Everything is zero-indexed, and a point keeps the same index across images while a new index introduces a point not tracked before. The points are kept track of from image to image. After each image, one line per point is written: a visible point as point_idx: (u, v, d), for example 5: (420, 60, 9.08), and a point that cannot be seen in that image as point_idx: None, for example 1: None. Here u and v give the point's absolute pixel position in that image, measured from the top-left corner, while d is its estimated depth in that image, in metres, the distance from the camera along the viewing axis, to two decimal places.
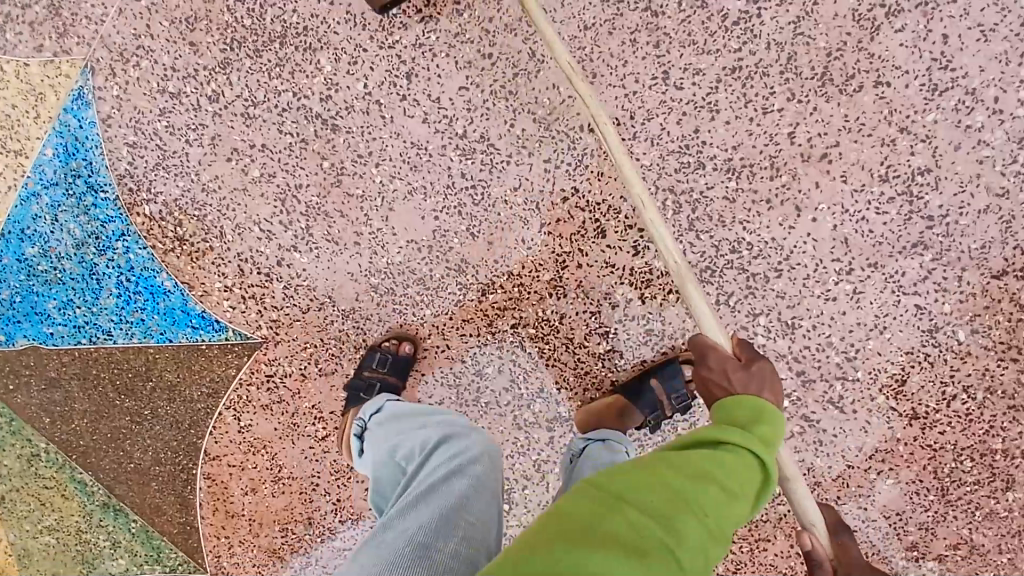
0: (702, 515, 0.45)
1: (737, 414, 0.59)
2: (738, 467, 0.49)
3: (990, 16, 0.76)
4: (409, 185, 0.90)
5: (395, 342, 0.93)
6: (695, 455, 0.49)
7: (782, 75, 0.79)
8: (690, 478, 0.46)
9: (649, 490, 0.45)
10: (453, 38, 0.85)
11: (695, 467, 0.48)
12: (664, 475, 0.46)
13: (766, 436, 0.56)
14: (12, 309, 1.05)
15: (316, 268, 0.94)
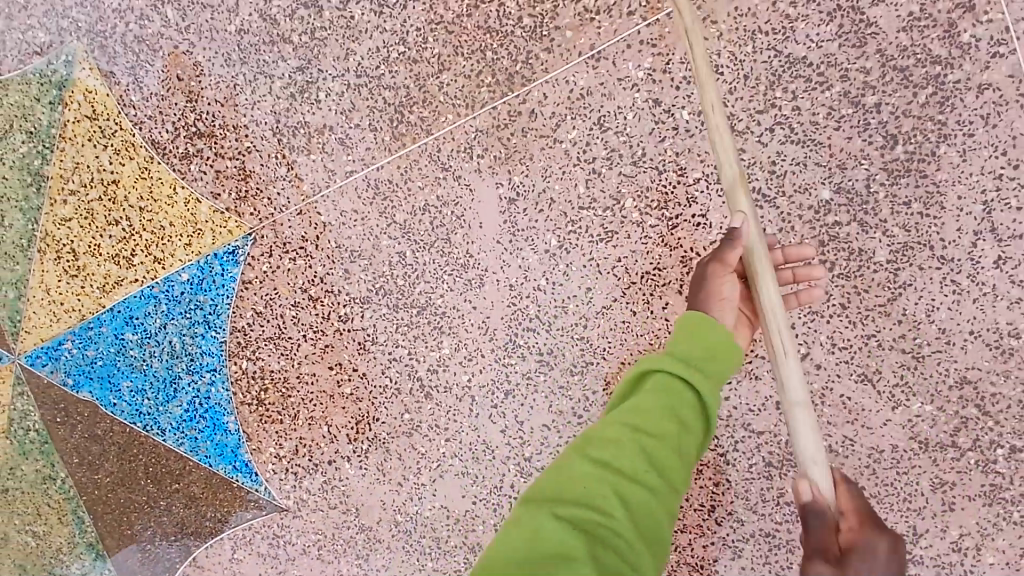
0: (642, 470, 0.62)
1: (708, 332, 0.71)
2: (687, 415, 0.66)
3: None
4: (463, 468, 1.03)
5: None
6: (650, 411, 0.65)
7: (804, 558, 0.91)
8: (635, 444, 0.63)
9: (601, 467, 0.62)
10: (558, 388, 0.98)
11: (638, 428, 0.64)
12: (599, 463, 0.62)
13: (722, 364, 0.70)
14: (90, 365, 1.14)
15: (358, 482, 1.07)
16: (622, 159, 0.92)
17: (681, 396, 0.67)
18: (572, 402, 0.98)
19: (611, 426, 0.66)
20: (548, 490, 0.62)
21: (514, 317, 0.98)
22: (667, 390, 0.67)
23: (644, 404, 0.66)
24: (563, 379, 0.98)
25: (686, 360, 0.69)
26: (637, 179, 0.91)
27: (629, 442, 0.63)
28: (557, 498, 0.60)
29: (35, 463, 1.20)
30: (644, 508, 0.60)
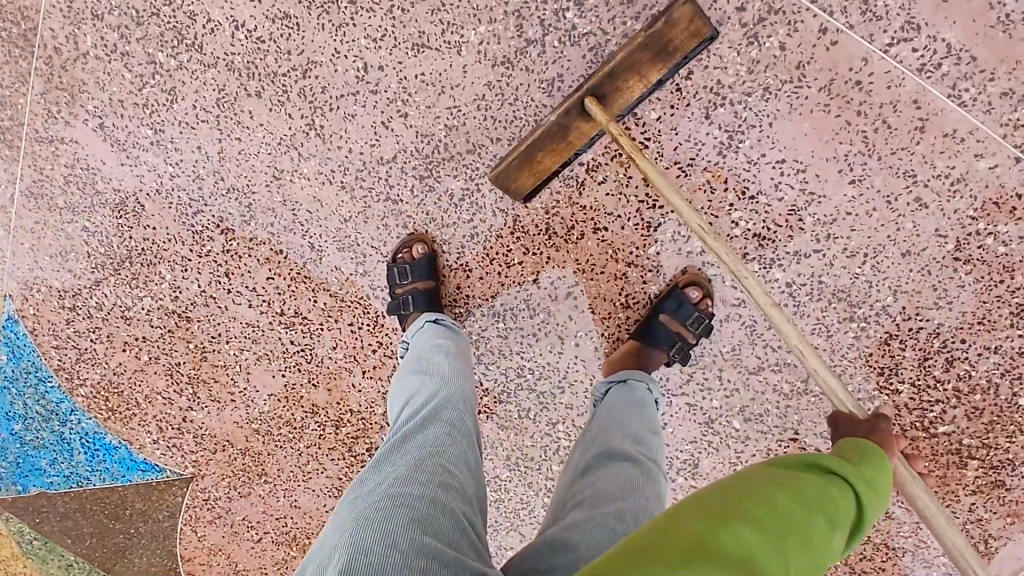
0: (810, 523, 0.43)
1: (855, 453, 0.58)
2: (832, 492, 0.48)
3: (685, 151, 0.81)
4: (255, 353, 1.09)
5: (406, 250, 0.93)
6: (799, 473, 0.48)
7: (513, 234, 0.91)
8: (807, 493, 0.46)
9: (760, 508, 0.42)
10: (251, 242, 1.01)
11: (800, 493, 0.46)
12: (817, 500, 0.46)
13: (872, 474, 0.54)
14: (26, 462, 1.35)
15: (211, 420, 1.17)
16: (130, 27, 0.94)
17: (838, 483, 0.50)
18: (268, 245, 1.00)
19: (773, 472, 0.48)
20: (698, 510, 0.41)
21: (181, 213, 1.02)
22: (834, 470, 0.51)
23: (812, 475, 0.49)
24: (249, 233, 1.00)
25: (856, 463, 0.55)
26: (151, 34, 0.93)
27: (815, 508, 0.45)
28: (733, 517, 0.40)
29: (63, 557, 1.44)
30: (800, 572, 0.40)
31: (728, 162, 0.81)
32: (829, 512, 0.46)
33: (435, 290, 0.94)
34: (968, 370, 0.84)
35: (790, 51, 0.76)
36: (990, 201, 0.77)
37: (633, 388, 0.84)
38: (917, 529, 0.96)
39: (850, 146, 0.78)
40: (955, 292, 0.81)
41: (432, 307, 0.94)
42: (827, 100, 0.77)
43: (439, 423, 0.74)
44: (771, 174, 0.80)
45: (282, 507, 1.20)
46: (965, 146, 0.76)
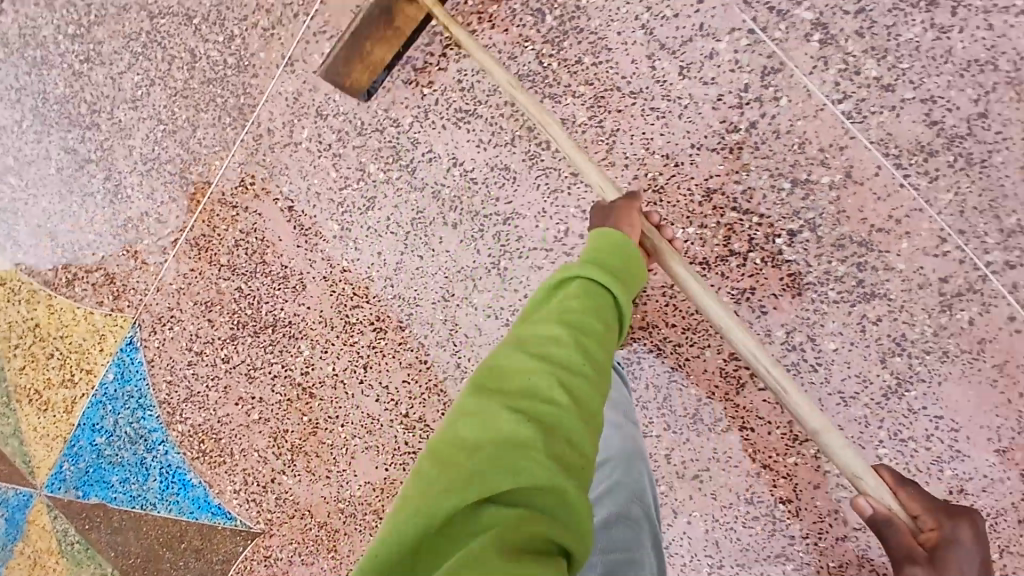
0: (531, 366, 0.58)
1: (622, 243, 0.72)
2: (593, 327, 0.62)
3: (850, 385, 0.87)
4: (366, 442, 1.12)
5: None
6: (539, 335, 0.62)
7: (659, 409, 0.96)
8: (581, 344, 0.60)
9: (515, 414, 0.53)
10: (399, 345, 1.04)
11: (545, 355, 0.60)
12: (563, 320, 0.62)
13: (624, 274, 0.70)
14: (87, 474, 1.34)
15: (299, 488, 1.18)
16: (349, 135, 0.99)
17: (607, 306, 0.65)
18: (415, 353, 1.04)
19: (558, 325, 0.62)
20: (457, 448, 0.53)
21: (340, 301, 1.05)
22: (594, 298, 0.65)
23: (562, 306, 0.64)
24: (400, 337, 1.04)
25: (598, 263, 0.69)
26: (368, 146, 0.99)
27: (518, 364, 0.59)
28: (504, 435, 0.52)
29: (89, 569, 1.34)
30: (586, 448, 0.55)
31: (889, 404, 0.87)
32: (585, 328, 0.62)
33: None
34: None
35: (978, 326, 0.83)
36: None
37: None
38: None
39: (1005, 419, 0.84)
40: None
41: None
42: (996, 376, 0.83)
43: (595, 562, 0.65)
44: (925, 425, 0.86)
45: None
46: None
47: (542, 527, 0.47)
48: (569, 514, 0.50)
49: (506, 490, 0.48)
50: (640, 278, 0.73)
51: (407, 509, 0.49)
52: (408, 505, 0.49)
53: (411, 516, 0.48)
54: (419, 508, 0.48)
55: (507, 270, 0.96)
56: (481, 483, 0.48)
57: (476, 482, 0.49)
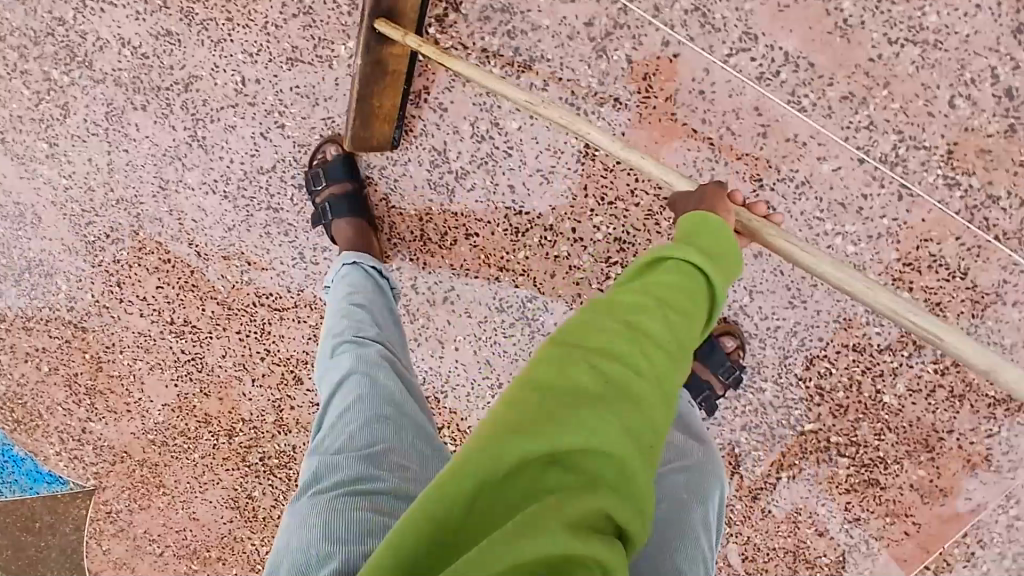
0: (664, 348, 0.43)
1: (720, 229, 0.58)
2: (682, 302, 0.46)
3: (545, 160, 0.86)
4: (148, 363, 1.10)
5: (320, 153, 0.89)
6: (652, 288, 0.46)
7: (390, 241, 0.93)
8: (664, 312, 0.44)
9: (595, 370, 0.40)
10: (140, 251, 1.01)
11: (640, 329, 0.43)
12: (662, 298, 0.45)
13: (726, 264, 0.55)
14: None
15: (109, 431, 1.18)
16: (23, 48, 0.97)
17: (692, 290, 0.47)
18: (156, 254, 1.01)
19: (628, 283, 0.47)
20: (502, 421, 0.38)
21: (77, 223, 1.04)
22: (694, 293, 0.48)
23: (653, 283, 0.47)
24: (138, 243, 1.01)
25: (701, 251, 0.52)
26: (45, 54, 0.96)
27: (603, 326, 0.43)
28: (596, 440, 0.36)
29: None
30: (659, 416, 0.41)
31: (586, 169, 0.86)
32: (646, 297, 0.45)
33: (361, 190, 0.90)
34: (829, 368, 0.92)
35: (637, 62, 0.81)
36: (835, 203, 0.83)
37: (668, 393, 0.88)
38: (794, 527, 1.02)
39: (698, 153, 0.83)
40: (809, 291, 0.89)
41: (355, 213, 0.88)
42: (673, 109, 0.82)
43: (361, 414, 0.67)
44: (626, 181, 0.86)
45: (179, 520, 1.23)
46: (807, 152, 0.82)
47: (590, 514, 0.35)
48: (619, 475, 0.37)
49: (557, 497, 0.35)
50: (734, 271, 0.56)
51: (412, 511, 0.36)
52: (423, 507, 0.36)
53: (471, 458, 0.36)
54: (447, 516, 0.36)
55: (203, 137, 0.92)
56: (443, 477, 0.36)
57: (504, 457, 0.36)
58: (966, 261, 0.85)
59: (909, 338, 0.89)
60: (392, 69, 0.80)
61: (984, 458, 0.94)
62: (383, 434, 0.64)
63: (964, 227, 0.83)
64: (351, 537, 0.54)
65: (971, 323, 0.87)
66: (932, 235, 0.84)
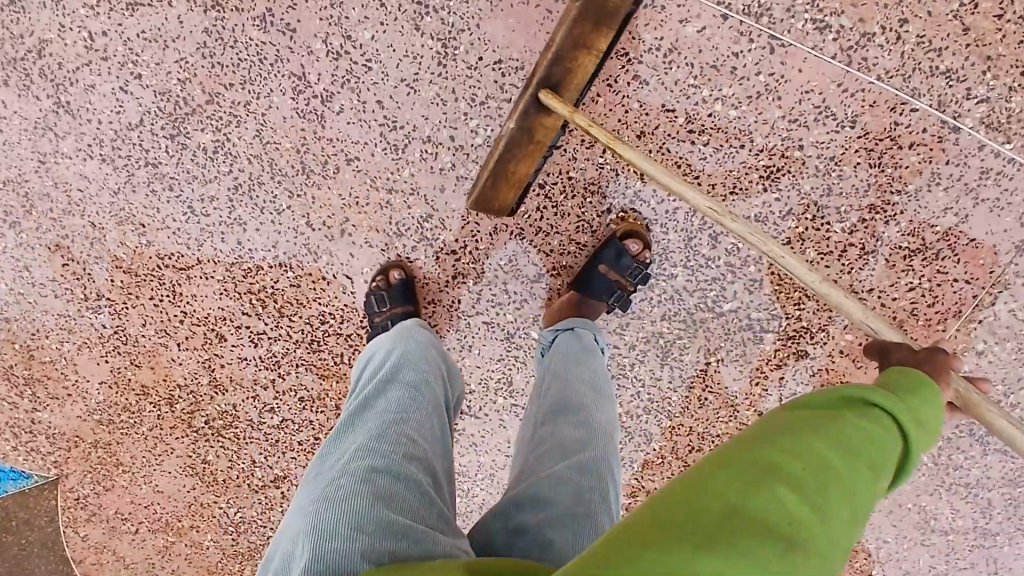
0: (846, 457, 0.39)
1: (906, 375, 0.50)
2: (864, 447, 0.40)
3: (407, 68, 0.85)
4: (75, 343, 1.10)
5: (383, 277, 0.94)
6: (856, 419, 0.41)
7: (274, 179, 0.93)
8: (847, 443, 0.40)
9: (776, 486, 0.36)
10: (39, 231, 1.01)
11: (828, 466, 0.38)
12: (870, 453, 0.40)
13: (928, 411, 0.46)
14: None
15: (56, 418, 1.19)
16: None
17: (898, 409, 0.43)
18: (55, 232, 1.01)
19: (819, 406, 0.42)
20: (653, 526, 0.35)
21: None
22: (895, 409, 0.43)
23: (852, 418, 0.41)
24: (35, 223, 1.00)
25: (920, 399, 0.46)
26: None
27: (777, 441, 0.39)
28: (750, 520, 0.34)
29: None
30: (841, 531, 0.37)
31: (450, 71, 0.84)
32: (854, 450, 0.39)
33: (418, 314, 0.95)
34: (736, 244, 0.89)
35: None
36: (707, 66, 0.81)
37: (576, 335, 0.84)
38: (734, 412, 0.99)
39: None
40: (698, 166, 0.85)
41: None
42: None
43: (399, 385, 0.70)
44: (493, 77, 0.83)
45: (144, 496, 1.25)
46: (669, 16, 0.79)
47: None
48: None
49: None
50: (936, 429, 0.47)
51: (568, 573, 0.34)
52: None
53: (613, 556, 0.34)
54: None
55: (69, 102, 0.92)
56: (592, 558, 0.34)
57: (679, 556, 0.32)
58: (852, 107, 0.82)
59: (811, 199, 0.86)
60: (538, 139, 0.84)
61: (911, 314, 0.91)
62: (408, 415, 0.66)
63: (842, 71, 0.81)
64: (376, 532, 0.50)
65: (869, 172, 0.84)
66: (812, 86, 0.81)
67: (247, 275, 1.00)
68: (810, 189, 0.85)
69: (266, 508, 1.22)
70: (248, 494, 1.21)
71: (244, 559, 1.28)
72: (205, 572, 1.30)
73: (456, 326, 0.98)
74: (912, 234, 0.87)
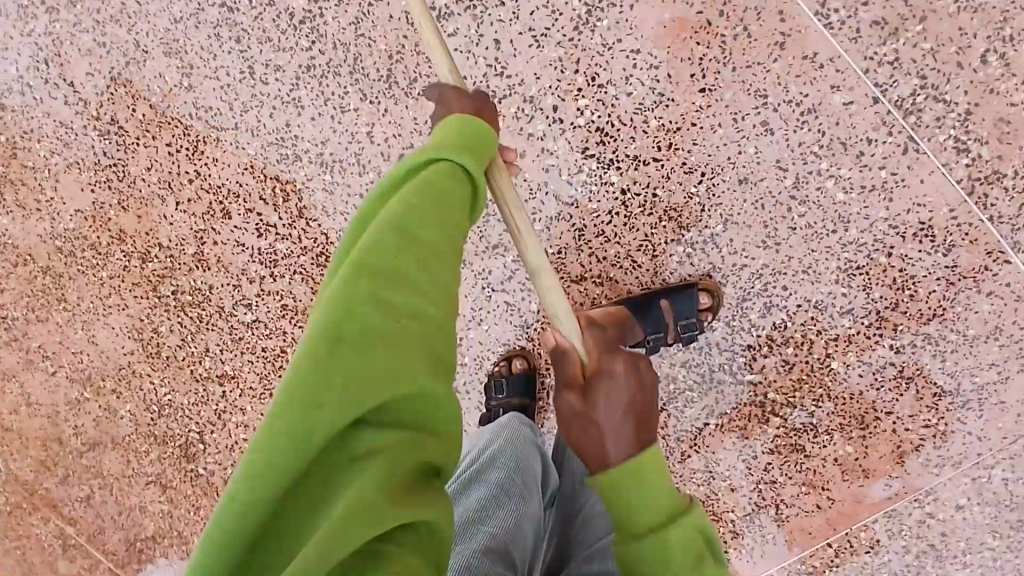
0: (430, 262, 0.44)
1: (466, 126, 0.54)
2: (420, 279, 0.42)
3: (540, 19, 0.78)
4: (65, 159, 1.02)
5: (503, 364, 0.93)
6: (423, 213, 0.45)
7: (351, 75, 0.85)
8: (415, 247, 0.43)
9: (388, 318, 0.39)
10: (74, 28, 0.95)
11: (403, 335, 0.39)
12: (429, 317, 0.42)
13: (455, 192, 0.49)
14: None
15: (16, 228, 1.10)
16: None
17: (445, 196, 0.47)
18: (92, 36, 0.94)
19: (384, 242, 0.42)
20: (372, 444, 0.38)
21: None
22: (435, 195, 0.46)
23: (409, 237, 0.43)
24: (75, 18, 0.95)
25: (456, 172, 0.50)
26: None
27: (390, 295, 0.40)
28: (395, 401, 0.38)
29: None
30: (445, 351, 0.44)
31: (583, 41, 0.78)
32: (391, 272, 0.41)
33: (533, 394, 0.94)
34: (786, 320, 0.85)
35: None
36: (837, 140, 0.77)
37: None
38: (710, 479, 0.95)
39: (708, 48, 0.75)
40: (786, 236, 0.81)
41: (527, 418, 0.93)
42: None
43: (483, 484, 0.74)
44: (624, 64, 0.78)
45: (77, 341, 1.16)
46: (823, 75, 0.75)
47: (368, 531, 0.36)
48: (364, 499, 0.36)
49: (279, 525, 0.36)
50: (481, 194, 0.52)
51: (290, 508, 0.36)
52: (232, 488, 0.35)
53: (282, 440, 0.34)
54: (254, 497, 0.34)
55: None
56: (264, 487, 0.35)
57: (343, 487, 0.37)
58: (954, 235, 0.78)
59: (875, 306, 0.83)
60: None
61: (915, 449, 0.89)
62: (492, 511, 0.69)
63: (960, 198, 0.77)
64: None
65: (940, 304, 0.82)
66: (926, 200, 0.78)
67: (281, 162, 0.92)
68: (879, 298, 0.82)
69: (200, 400, 1.14)
70: (188, 380, 1.13)
71: (156, 441, 1.21)
72: (108, 441, 1.24)
73: (477, 293, 0.92)
74: (952, 376, 0.85)
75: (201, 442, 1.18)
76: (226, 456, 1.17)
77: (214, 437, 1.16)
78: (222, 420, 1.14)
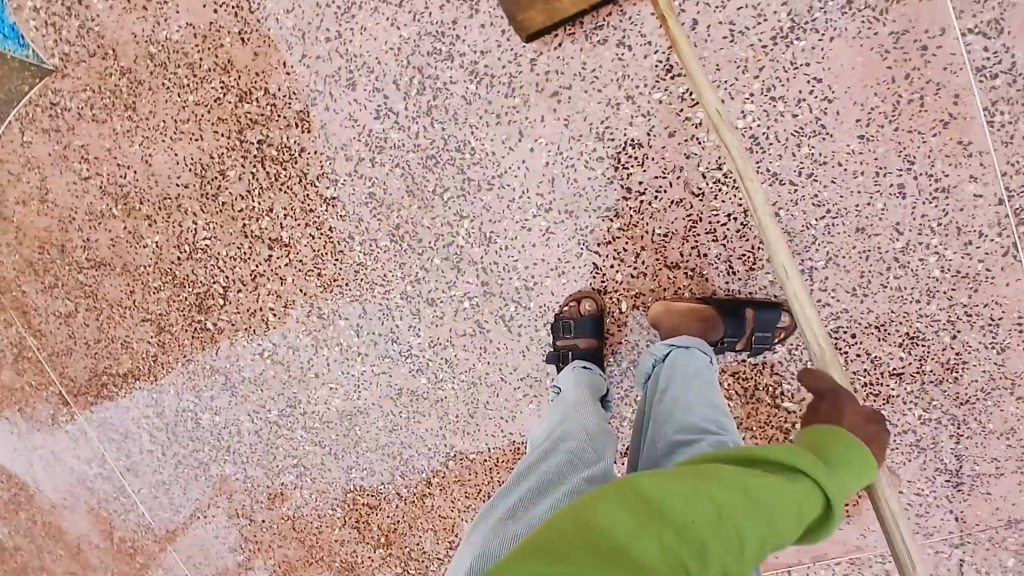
0: (738, 548, 0.42)
1: (823, 440, 0.54)
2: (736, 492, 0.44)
3: (744, 17, 0.81)
4: None
5: (574, 304, 0.96)
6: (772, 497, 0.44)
7: None
8: (744, 506, 0.43)
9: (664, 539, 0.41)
10: None
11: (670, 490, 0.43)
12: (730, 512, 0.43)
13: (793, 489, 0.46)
14: None
15: (108, 18, 1.05)
16: None
17: (779, 491, 0.45)
18: None
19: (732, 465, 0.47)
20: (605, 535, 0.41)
21: None
22: (763, 482, 0.45)
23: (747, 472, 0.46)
24: None
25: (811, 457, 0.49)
26: None
27: (676, 489, 0.43)
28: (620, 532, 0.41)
29: None
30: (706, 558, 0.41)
31: (774, 52, 0.81)
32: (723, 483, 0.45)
33: (599, 347, 0.97)
34: (840, 365, 0.91)
35: None
36: (954, 223, 0.83)
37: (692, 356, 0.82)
38: None
39: (882, 100, 0.80)
40: (874, 291, 0.87)
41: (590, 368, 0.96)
42: (890, 46, 0.79)
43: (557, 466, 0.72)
44: (801, 87, 0.81)
45: (130, 154, 1.10)
46: (969, 161, 0.81)
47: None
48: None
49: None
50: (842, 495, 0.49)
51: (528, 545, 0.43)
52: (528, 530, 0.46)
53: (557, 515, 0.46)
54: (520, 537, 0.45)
55: None
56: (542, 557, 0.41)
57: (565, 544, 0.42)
58: (1014, 339, 0.86)
59: (922, 377, 0.90)
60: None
61: None
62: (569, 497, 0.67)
63: None
64: None
65: (974, 393, 0.90)
66: (1004, 301, 0.85)
67: (431, 55, 0.92)
68: (928, 370, 0.90)
69: (238, 256, 1.11)
70: (235, 233, 1.09)
71: (171, 283, 1.16)
72: (117, 265, 1.17)
73: (570, 245, 0.95)
74: (957, 458, 0.94)
75: (220, 298, 1.14)
76: (240, 318, 1.15)
77: (238, 296, 1.13)
78: (252, 283, 1.12)
